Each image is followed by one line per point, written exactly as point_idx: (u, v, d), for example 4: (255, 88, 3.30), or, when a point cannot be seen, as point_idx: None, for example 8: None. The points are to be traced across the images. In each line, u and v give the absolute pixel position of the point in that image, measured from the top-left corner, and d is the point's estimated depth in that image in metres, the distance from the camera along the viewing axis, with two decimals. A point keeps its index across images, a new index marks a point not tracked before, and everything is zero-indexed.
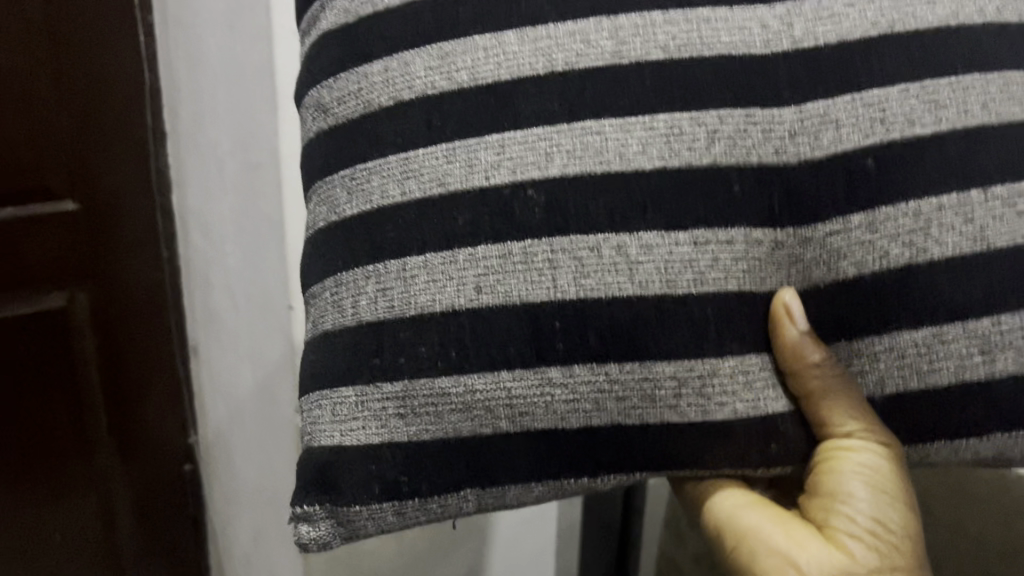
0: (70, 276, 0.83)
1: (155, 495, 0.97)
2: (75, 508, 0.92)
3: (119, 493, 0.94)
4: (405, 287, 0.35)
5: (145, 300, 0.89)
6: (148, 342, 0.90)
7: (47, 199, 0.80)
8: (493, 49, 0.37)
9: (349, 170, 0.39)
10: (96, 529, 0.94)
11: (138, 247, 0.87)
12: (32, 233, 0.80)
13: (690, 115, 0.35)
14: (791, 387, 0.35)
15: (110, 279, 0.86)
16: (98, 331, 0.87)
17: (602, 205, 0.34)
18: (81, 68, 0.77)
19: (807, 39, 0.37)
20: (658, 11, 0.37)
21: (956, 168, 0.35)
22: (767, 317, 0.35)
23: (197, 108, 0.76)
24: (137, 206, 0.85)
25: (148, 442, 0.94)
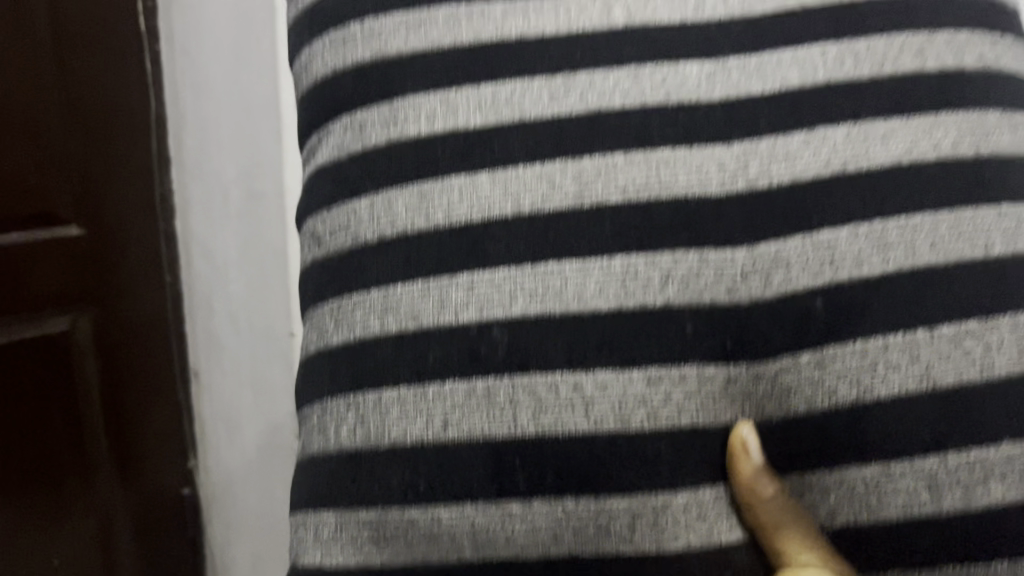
0: (74, 301, 0.90)
1: (146, 511, 1.02)
2: (74, 527, 0.97)
3: (117, 511, 1.00)
4: (381, 418, 0.38)
5: (155, 321, 0.97)
6: (156, 364, 0.98)
7: (52, 223, 0.86)
8: (467, 190, 0.40)
9: (337, 301, 0.42)
10: (94, 549, 0.99)
11: (145, 272, 0.94)
12: (33, 261, 0.85)
13: (645, 257, 0.38)
14: (749, 520, 0.36)
15: (114, 305, 0.93)
16: (98, 349, 0.93)
17: (561, 345, 0.37)
18: (76, 88, 0.82)
19: (762, 179, 0.39)
20: (620, 153, 0.40)
21: (902, 308, 0.36)
22: (727, 450, 0.37)
23: (201, 133, 0.85)
24: (140, 227, 0.92)
25: (148, 470, 1.01)
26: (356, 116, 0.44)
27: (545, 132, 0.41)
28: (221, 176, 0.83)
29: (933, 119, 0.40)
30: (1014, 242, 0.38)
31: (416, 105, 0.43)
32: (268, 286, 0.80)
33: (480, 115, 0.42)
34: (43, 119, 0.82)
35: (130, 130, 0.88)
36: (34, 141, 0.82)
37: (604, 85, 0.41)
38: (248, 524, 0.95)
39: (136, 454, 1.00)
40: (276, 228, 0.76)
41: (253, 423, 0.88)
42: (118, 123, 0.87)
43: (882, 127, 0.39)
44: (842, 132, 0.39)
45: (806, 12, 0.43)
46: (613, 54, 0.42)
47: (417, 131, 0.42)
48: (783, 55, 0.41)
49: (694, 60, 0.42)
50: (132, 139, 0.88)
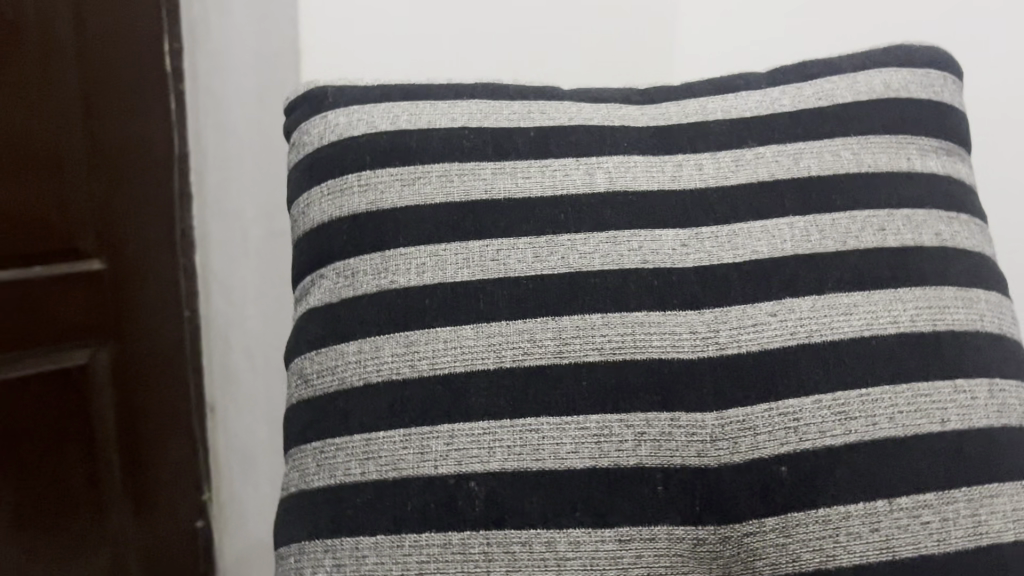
0: (94, 335, 0.86)
1: (154, 560, 0.97)
2: (86, 567, 0.92)
3: (129, 555, 0.95)
4: (357, 566, 0.39)
5: (170, 356, 0.92)
6: (167, 402, 0.93)
7: (74, 256, 0.83)
8: (451, 342, 0.42)
9: (321, 443, 0.43)
10: None
11: (155, 299, 0.88)
12: (53, 291, 0.82)
13: (619, 417, 0.39)
14: None
15: (133, 339, 0.88)
16: (120, 390, 0.89)
17: (536, 502, 0.38)
18: (105, 124, 0.79)
19: (731, 346, 0.41)
20: (598, 314, 0.42)
21: (863, 479, 0.38)
22: None
23: (219, 176, 0.84)
24: (160, 266, 0.88)
25: (154, 511, 0.95)
26: (349, 262, 0.46)
27: (529, 289, 0.43)
28: (245, 217, 0.82)
29: (893, 294, 0.42)
30: (969, 417, 0.40)
31: (407, 256, 0.45)
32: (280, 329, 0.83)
33: (467, 270, 0.44)
34: (75, 146, 0.79)
35: (155, 168, 0.84)
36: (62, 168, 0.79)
37: (585, 248, 0.44)
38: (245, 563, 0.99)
39: (145, 495, 0.94)
40: None
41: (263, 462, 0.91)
42: (139, 146, 0.82)
43: (844, 300, 0.42)
44: (807, 303, 0.42)
45: (775, 185, 0.46)
46: (595, 216, 0.45)
47: (407, 282, 0.44)
48: (752, 226, 0.44)
49: (670, 226, 0.45)
50: (155, 176, 0.84)
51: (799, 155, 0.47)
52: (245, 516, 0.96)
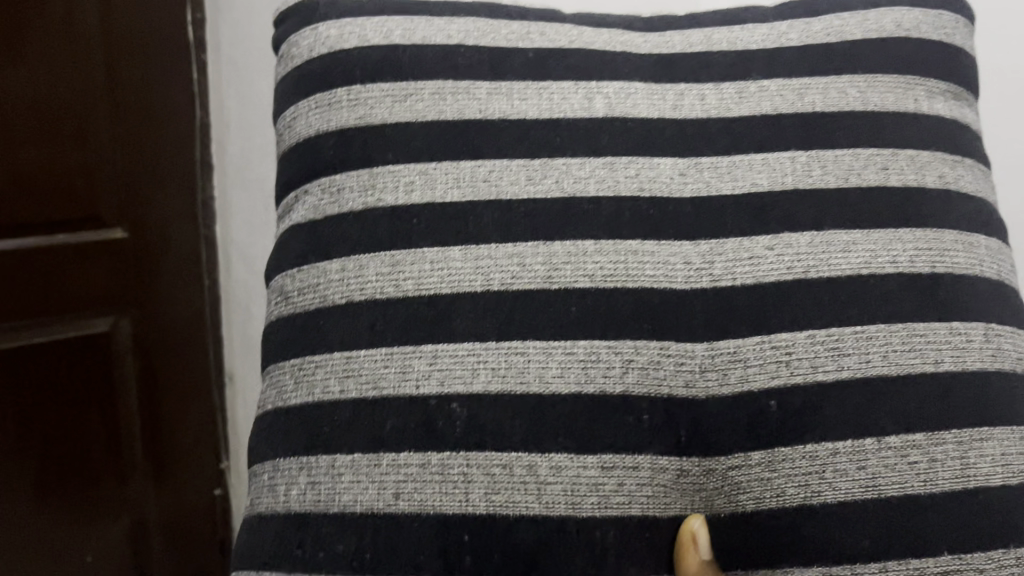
0: (114, 303, 0.90)
1: (173, 528, 1.01)
2: (109, 528, 0.97)
3: (151, 520, 0.99)
4: (332, 483, 0.38)
5: (188, 326, 0.95)
6: (185, 369, 0.97)
7: (94, 227, 0.87)
8: (439, 263, 0.41)
9: (300, 361, 0.42)
10: (123, 549, 0.98)
11: (178, 272, 0.93)
12: (78, 260, 0.86)
13: (607, 343, 0.38)
14: None
15: (152, 307, 0.92)
16: (140, 356, 0.93)
17: (518, 426, 0.37)
18: (128, 104, 0.84)
19: (726, 277, 0.40)
20: (590, 240, 0.40)
21: (853, 417, 0.37)
22: (677, 544, 0.37)
23: (240, 143, 0.86)
24: (181, 237, 0.92)
25: (173, 476, 0.99)
26: (335, 179, 0.45)
27: (519, 213, 0.42)
28: (264, 184, 0.85)
29: (893, 234, 0.41)
30: (962, 359, 0.39)
31: (396, 175, 0.44)
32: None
33: (457, 190, 0.43)
34: (100, 122, 0.84)
35: (175, 143, 0.88)
36: (88, 144, 0.83)
37: (580, 172, 0.42)
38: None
39: (163, 460, 0.98)
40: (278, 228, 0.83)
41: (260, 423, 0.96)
42: (159, 121, 0.86)
43: (843, 238, 0.41)
44: (806, 238, 0.41)
45: (778, 118, 0.45)
46: (591, 141, 0.43)
47: (394, 200, 0.43)
48: (754, 158, 0.43)
49: (668, 155, 0.43)
50: (177, 151, 0.88)
51: (804, 90, 0.45)
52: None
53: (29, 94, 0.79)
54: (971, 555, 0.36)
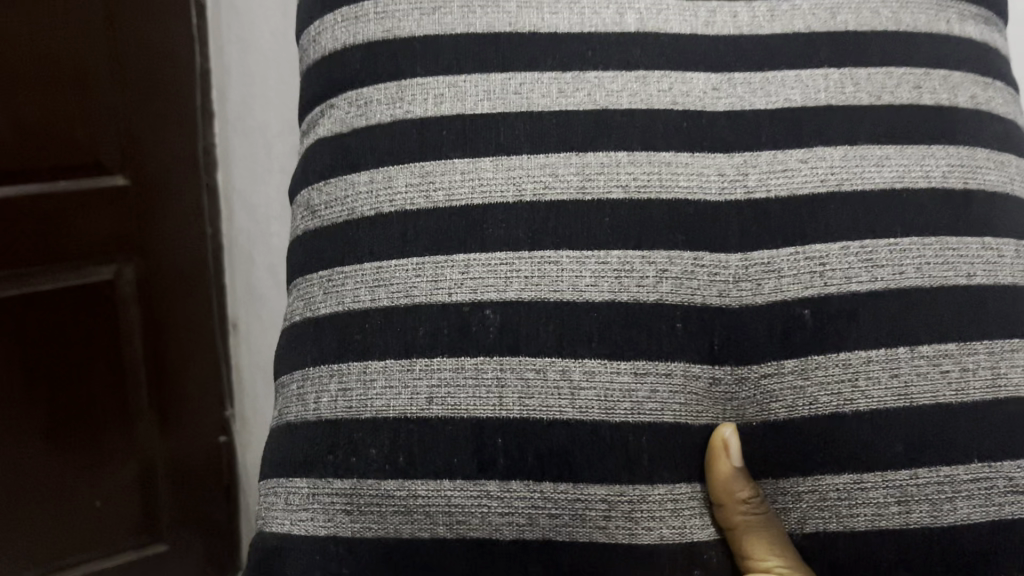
0: (116, 252, 0.84)
1: (181, 472, 0.97)
2: (114, 477, 0.94)
3: (158, 468, 0.96)
4: (365, 389, 0.38)
5: (189, 271, 0.90)
6: (187, 318, 0.92)
7: (94, 170, 0.80)
8: (470, 174, 0.40)
9: (329, 274, 0.41)
10: (132, 498, 0.96)
11: (178, 215, 0.86)
12: (77, 207, 0.79)
13: (641, 253, 0.38)
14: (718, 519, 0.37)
15: (154, 255, 0.86)
16: (143, 304, 0.88)
17: (552, 332, 0.37)
18: (129, 42, 0.76)
19: (759, 189, 0.39)
20: (624, 152, 0.40)
21: (887, 327, 0.37)
22: (705, 452, 0.37)
23: (242, 92, 0.81)
24: (183, 181, 0.85)
25: (180, 426, 0.95)
26: (362, 92, 0.44)
27: (552, 125, 0.41)
28: (267, 134, 0.81)
29: (926, 150, 0.41)
30: (994, 273, 0.39)
31: (425, 88, 0.43)
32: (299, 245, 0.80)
33: (488, 102, 0.42)
34: (98, 60, 0.76)
35: (174, 84, 0.81)
36: (87, 82, 0.76)
37: (613, 86, 0.42)
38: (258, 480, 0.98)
39: (167, 410, 0.94)
40: (276, 183, 0.82)
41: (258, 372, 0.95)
42: (158, 58, 0.79)
43: (877, 152, 0.40)
44: (840, 152, 0.40)
45: (810, 37, 0.44)
46: (623, 55, 0.43)
47: (423, 112, 0.43)
48: (786, 75, 0.43)
49: (701, 70, 0.43)
50: (179, 90, 0.81)
51: (837, 9, 0.45)
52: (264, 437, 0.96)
53: (25, 30, 0.72)
54: (1000, 463, 0.36)
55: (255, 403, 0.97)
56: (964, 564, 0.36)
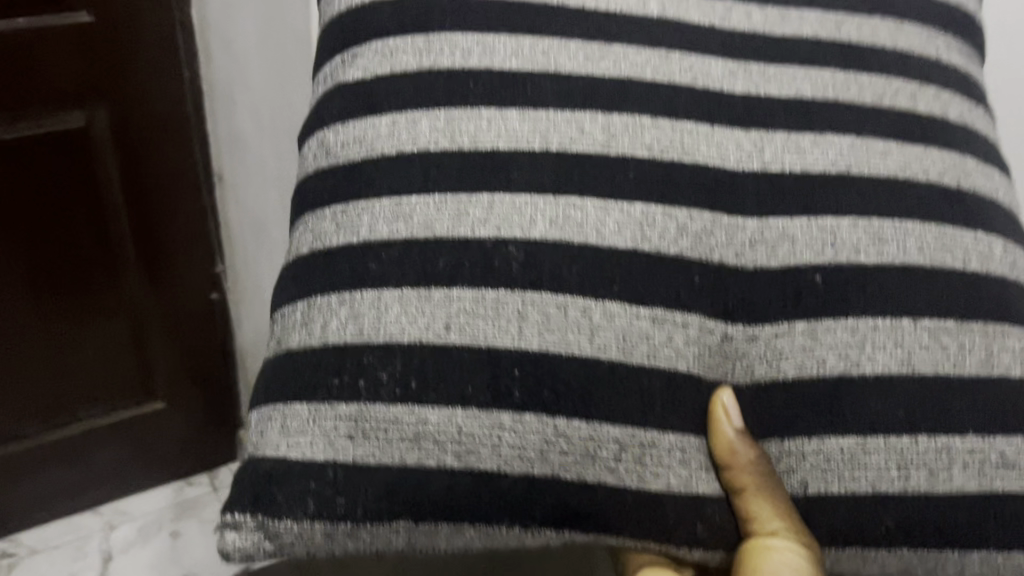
0: (89, 99, 0.77)
1: (174, 331, 0.95)
2: (105, 338, 0.92)
3: (150, 328, 0.94)
4: (378, 314, 0.37)
5: (176, 120, 0.83)
6: (174, 170, 0.86)
7: (56, 6, 0.72)
8: (496, 121, 0.41)
9: (344, 208, 0.41)
10: (123, 357, 0.95)
11: (157, 59, 0.79)
12: (49, 51, 0.73)
13: (662, 208, 0.39)
14: (725, 481, 0.37)
15: (131, 102, 0.80)
16: (123, 154, 0.82)
17: (575, 270, 0.37)
18: None
19: (775, 163, 0.41)
20: (648, 117, 0.41)
21: (893, 298, 0.38)
22: (707, 415, 0.37)
23: None
24: (161, 20, 0.77)
25: (176, 284, 0.92)
26: (387, 42, 0.44)
27: (578, 85, 0.42)
28: None
29: (924, 150, 0.44)
30: (987, 264, 0.41)
31: (453, 42, 0.44)
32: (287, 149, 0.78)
33: (516, 61, 0.43)
34: None
35: None
36: None
37: (636, 59, 0.43)
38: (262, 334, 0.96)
39: (159, 268, 0.90)
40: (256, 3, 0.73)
41: (263, 228, 0.88)
42: None
43: (881, 145, 0.43)
44: (847, 142, 0.42)
45: (817, 43, 0.47)
46: (646, 35, 0.45)
47: (451, 64, 0.43)
48: (797, 71, 0.45)
49: (718, 57, 0.45)
50: None
51: (841, 23, 0.48)
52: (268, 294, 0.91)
53: None
54: (993, 438, 0.37)
55: (261, 259, 0.90)
56: (954, 536, 0.36)
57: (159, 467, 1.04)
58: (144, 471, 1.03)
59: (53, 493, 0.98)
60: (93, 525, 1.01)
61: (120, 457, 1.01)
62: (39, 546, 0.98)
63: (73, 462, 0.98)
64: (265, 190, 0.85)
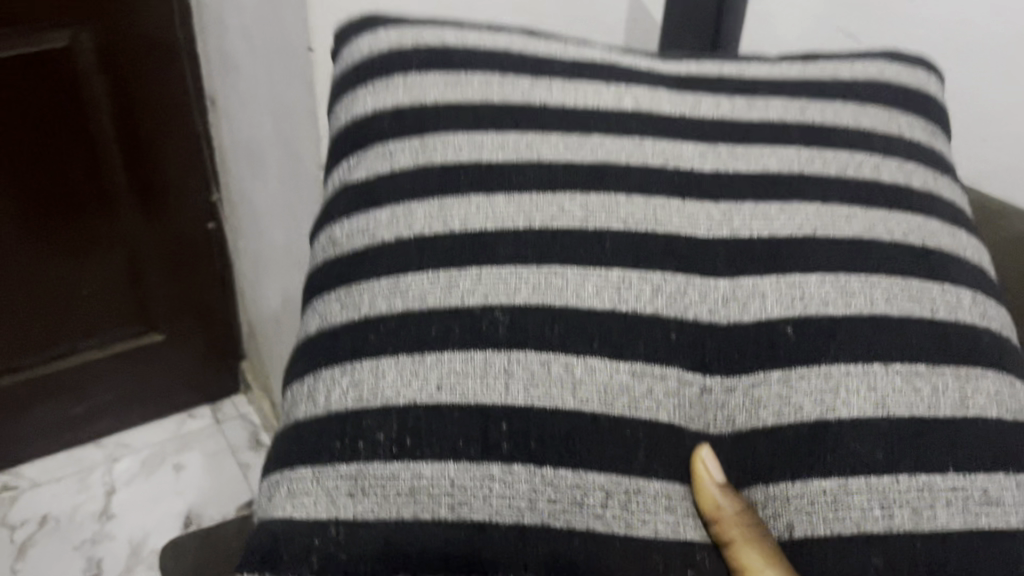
0: (73, 21, 0.91)
1: (167, 248, 1.14)
2: (104, 262, 1.11)
3: (141, 250, 1.13)
4: (377, 380, 0.40)
5: (172, 79, 1.01)
6: (171, 94, 1.02)
7: None
8: (484, 206, 0.45)
9: (347, 289, 0.44)
10: (117, 271, 1.13)
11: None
12: None
13: (638, 271, 0.42)
14: (717, 536, 0.38)
15: (115, 31, 0.94)
16: (107, 73, 0.97)
17: (557, 330, 0.40)
18: None
19: (743, 230, 0.44)
20: (623, 194, 0.45)
21: (864, 345, 0.40)
22: (689, 472, 0.39)
23: None
24: None
25: (167, 216, 1.11)
26: (388, 145, 0.49)
27: (558, 171, 0.46)
28: None
29: (887, 214, 0.46)
30: (956, 313, 0.43)
31: (446, 141, 0.48)
32: (266, 127, 0.89)
33: (502, 153, 0.47)
34: None
35: None
36: None
37: (612, 146, 0.48)
38: (264, 292, 1.10)
39: (143, 187, 1.07)
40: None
41: (258, 206, 1.01)
42: None
43: (846, 210, 0.46)
44: (812, 209, 0.46)
45: (783, 125, 0.51)
46: (623, 126, 0.49)
47: (444, 159, 0.47)
48: (764, 149, 0.49)
49: (690, 140, 0.49)
50: None
51: (806, 108, 0.52)
52: (266, 263, 1.05)
53: None
54: (975, 475, 0.39)
55: (259, 230, 1.04)
56: (949, 574, 0.37)
57: (167, 381, 1.27)
58: (149, 397, 1.27)
59: (64, 416, 1.22)
60: (95, 459, 1.25)
61: (124, 376, 1.23)
62: (41, 479, 1.22)
63: (73, 383, 1.19)
64: (252, 166, 0.99)
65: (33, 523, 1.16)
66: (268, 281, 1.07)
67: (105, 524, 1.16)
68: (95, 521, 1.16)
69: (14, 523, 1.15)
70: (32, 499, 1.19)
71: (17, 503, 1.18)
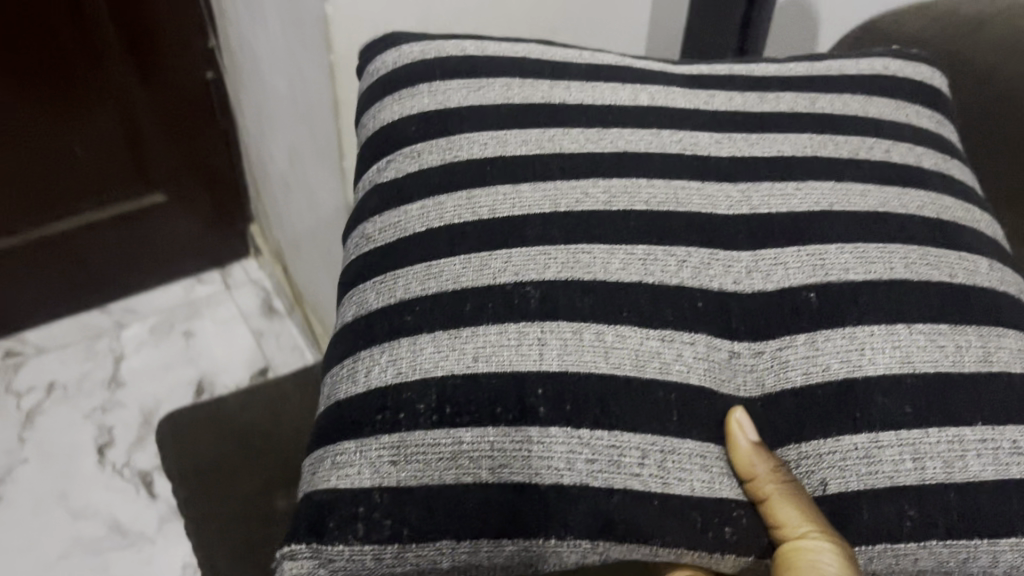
0: None
1: (164, 108, 1.17)
2: (101, 125, 1.14)
3: (138, 108, 1.15)
4: (415, 354, 0.41)
5: None
6: None
7: None
8: (511, 195, 0.47)
9: (383, 277, 0.46)
10: (115, 135, 1.17)
11: None
12: None
13: (662, 247, 0.43)
14: (751, 493, 0.38)
15: None
16: None
17: (589, 301, 0.41)
18: None
19: (762, 207, 0.46)
20: (643, 178, 0.47)
21: (886, 306, 0.42)
22: (723, 430, 0.39)
23: None
24: None
25: (164, 72, 1.13)
26: (416, 147, 0.51)
27: (580, 160, 0.48)
28: None
29: (902, 190, 0.48)
30: (974, 276, 0.44)
31: (472, 138, 0.50)
32: None
33: (526, 147, 0.49)
34: None
35: None
36: None
37: (631, 137, 0.49)
38: (270, 158, 1.12)
39: (134, 45, 1.09)
40: None
41: (255, 57, 1.00)
42: None
43: (860, 187, 0.47)
44: (827, 187, 0.47)
45: (795, 115, 0.52)
46: (639, 120, 0.51)
47: (470, 155, 0.49)
48: (779, 136, 0.50)
49: (705, 130, 0.50)
50: None
51: (816, 100, 0.53)
52: (268, 119, 1.06)
53: None
54: (1004, 426, 0.39)
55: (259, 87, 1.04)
56: (982, 520, 0.38)
57: (168, 243, 1.34)
58: (153, 263, 1.36)
59: (67, 277, 1.29)
60: (105, 324, 1.35)
61: (124, 239, 1.29)
62: (46, 346, 1.32)
63: (77, 247, 1.26)
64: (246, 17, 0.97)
65: (39, 391, 1.27)
66: (271, 143, 1.08)
67: (113, 392, 1.27)
68: (106, 388, 1.28)
69: (21, 391, 1.26)
70: (38, 364, 1.29)
71: (23, 367, 1.29)
